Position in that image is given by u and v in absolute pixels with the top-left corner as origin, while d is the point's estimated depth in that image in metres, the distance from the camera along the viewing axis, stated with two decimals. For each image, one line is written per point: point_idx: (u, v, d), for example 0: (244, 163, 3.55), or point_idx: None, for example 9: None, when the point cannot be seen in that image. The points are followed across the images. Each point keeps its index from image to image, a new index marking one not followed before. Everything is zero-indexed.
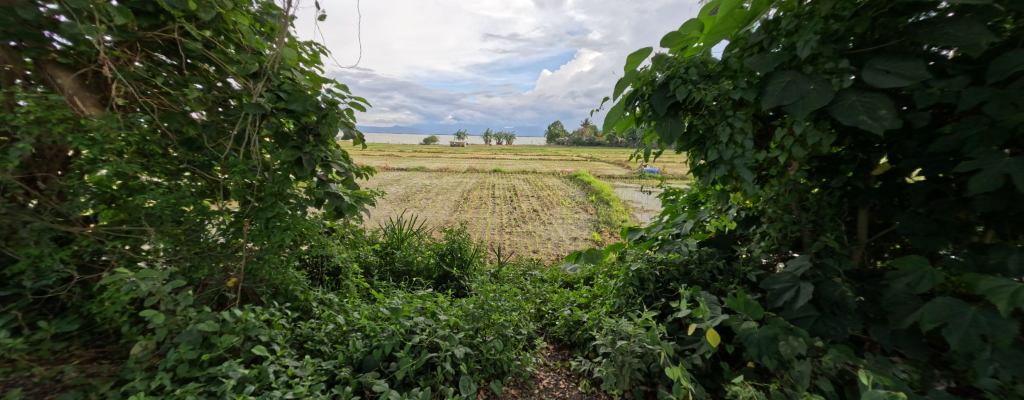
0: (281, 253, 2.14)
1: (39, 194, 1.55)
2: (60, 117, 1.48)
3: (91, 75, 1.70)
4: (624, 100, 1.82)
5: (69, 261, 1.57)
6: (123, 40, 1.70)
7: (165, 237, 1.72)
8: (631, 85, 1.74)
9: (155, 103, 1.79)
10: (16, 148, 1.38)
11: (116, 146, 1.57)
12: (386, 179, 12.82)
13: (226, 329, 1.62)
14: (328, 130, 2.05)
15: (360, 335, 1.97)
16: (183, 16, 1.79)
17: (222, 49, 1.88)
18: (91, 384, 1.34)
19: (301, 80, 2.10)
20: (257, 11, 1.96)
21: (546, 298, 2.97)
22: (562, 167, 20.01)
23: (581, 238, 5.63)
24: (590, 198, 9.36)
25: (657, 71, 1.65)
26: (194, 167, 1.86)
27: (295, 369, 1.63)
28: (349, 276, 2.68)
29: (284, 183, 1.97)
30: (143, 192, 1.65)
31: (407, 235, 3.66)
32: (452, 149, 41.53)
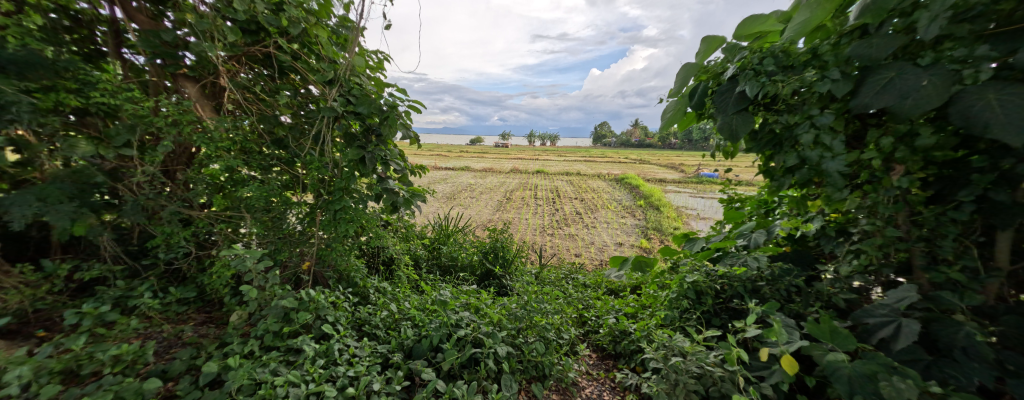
0: (345, 242, 2.36)
1: (172, 183, 1.91)
2: (188, 120, 1.80)
3: (210, 85, 2.04)
4: (688, 93, 1.70)
5: (189, 239, 1.90)
6: (234, 55, 2.02)
7: (257, 223, 2.00)
8: (694, 77, 1.67)
9: (255, 108, 2.09)
10: (163, 145, 1.72)
11: (227, 143, 1.87)
12: (435, 177, 13.50)
13: (302, 307, 1.83)
14: (389, 131, 2.22)
15: (410, 324, 2.09)
16: (278, 32, 2.06)
17: (305, 59, 2.13)
18: (203, 343, 1.61)
19: (367, 86, 2.29)
20: (333, 24, 2.19)
21: (588, 305, 2.88)
22: (608, 169, 19.32)
23: (627, 244, 5.39)
24: (638, 202, 8.90)
25: (728, 62, 1.52)
26: (281, 163, 2.14)
27: (356, 349, 1.78)
28: (401, 267, 2.88)
29: (350, 180, 2.16)
30: (243, 184, 1.94)
31: (452, 232, 3.81)
32: (498, 150, 42.37)
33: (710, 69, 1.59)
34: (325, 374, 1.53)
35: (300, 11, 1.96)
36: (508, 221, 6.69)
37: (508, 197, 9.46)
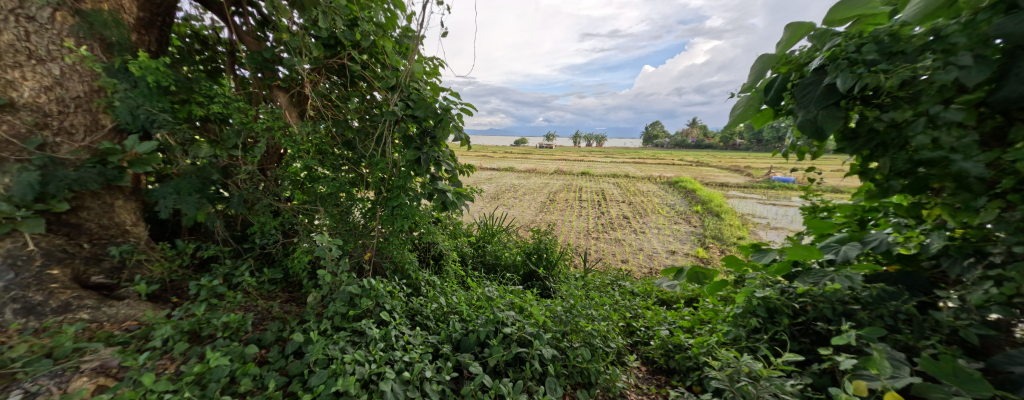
0: (401, 236, 2.54)
1: (266, 179, 2.21)
2: (280, 125, 2.09)
3: (297, 94, 2.34)
4: (765, 87, 1.53)
5: (277, 228, 2.20)
6: (316, 67, 2.29)
7: (327, 216, 2.24)
8: (772, 69, 1.49)
9: (330, 114, 2.34)
10: (258, 147, 2.01)
11: (305, 146, 2.12)
12: (481, 177, 13.86)
13: (365, 294, 2.00)
14: (442, 133, 2.35)
15: (458, 318, 2.18)
16: (351, 45, 2.30)
17: (373, 69, 2.34)
18: (287, 319, 1.85)
19: (424, 91, 2.43)
20: (397, 35, 2.37)
21: (636, 314, 2.73)
22: (661, 171, 18.17)
23: (681, 253, 5.02)
24: (695, 208, 8.23)
25: (817, 52, 1.33)
26: (351, 163, 2.36)
27: (410, 337, 1.90)
28: (449, 263, 3.01)
29: (407, 179, 2.31)
30: (319, 181, 2.19)
31: (497, 231, 3.88)
32: (544, 152, 42.21)
33: (793, 60, 1.42)
34: (385, 356, 1.67)
35: (370, 25, 2.17)
36: (552, 222, 6.63)
37: (552, 199, 9.37)
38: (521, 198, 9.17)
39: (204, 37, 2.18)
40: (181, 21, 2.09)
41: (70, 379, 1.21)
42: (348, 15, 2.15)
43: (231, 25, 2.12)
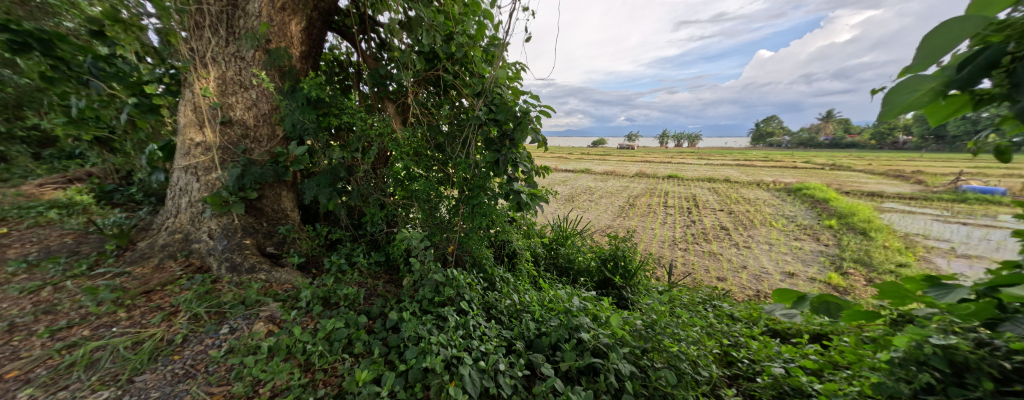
0: (480, 233, 2.72)
1: (377, 176, 2.62)
2: (387, 132, 2.41)
3: (403, 104, 2.70)
4: (950, 62, 0.60)
5: (383, 218, 2.59)
6: (419, 79, 2.61)
7: (421, 211, 2.53)
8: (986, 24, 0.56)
9: (425, 120, 2.61)
10: (373, 149, 2.42)
11: (407, 149, 2.40)
12: (556, 178, 13.85)
13: (448, 282, 2.21)
14: (521, 136, 2.30)
15: (530, 316, 2.24)
16: (446, 58, 2.55)
17: (462, 77, 2.54)
18: (387, 297, 2.16)
19: (506, 95, 2.47)
20: (485, 43, 2.52)
21: (738, 342, 2.38)
22: (773, 176, 15.39)
23: (801, 278, 4.16)
24: (825, 223, 6.72)
25: None
26: (441, 164, 2.57)
27: (486, 328, 2.01)
28: (523, 261, 3.10)
29: (487, 179, 2.43)
30: (415, 180, 2.48)
31: (571, 234, 3.82)
32: (625, 153, 39.85)
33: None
34: (464, 343, 1.79)
35: (463, 37, 2.37)
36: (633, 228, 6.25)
37: (633, 203, 8.82)
38: (599, 201, 8.88)
39: (340, 61, 2.72)
40: (327, 51, 2.66)
41: (254, 322, 1.69)
42: (444, 31, 2.39)
43: (359, 50, 2.59)
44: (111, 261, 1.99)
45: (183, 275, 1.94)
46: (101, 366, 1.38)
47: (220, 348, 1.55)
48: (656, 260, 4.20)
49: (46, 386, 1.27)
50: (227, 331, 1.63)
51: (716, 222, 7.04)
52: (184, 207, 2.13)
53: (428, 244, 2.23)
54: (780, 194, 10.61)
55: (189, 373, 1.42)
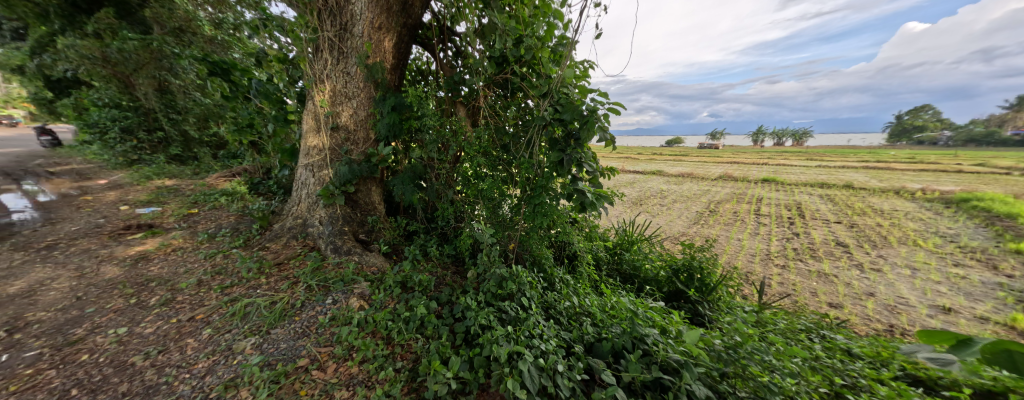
0: (541, 232, 2.78)
1: (445, 173, 2.75)
2: (458, 134, 2.58)
3: (473, 108, 2.88)
4: None
5: (454, 215, 2.84)
6: (488, 84, 2.74)
7: (485, 208, 2.67)
8: None
9: (492, 121, 2.71)
10: (446, 150, 2.64)
11: (477, 148, 2.52)
12: (624, 180, 13.27)
13: (510, 279, 2.29)
14: (587, 135, 2.20)
15: (591, 321, 2.20)
16: (515, 61, 2.61)
17: (529, 79, 2.58)
18: (453, 287, 2.34)
19: (573, 95, 2.38)
20: (554, 43, 2.53)
21: (858, 386, 1.81)
22: (917, 183, 12.28)
23: (963, 316, 3.31)
24: (1008, 246, 5.11)
25: None
26: (505, 163, 2.61)
27: (544, 327, 2.03)
28: (583, 264, 3.07)
29: (550, 179, 2.38)
30: (482, 178, 2.59)
31: (639, 239, 3.61)
32: (706, 153, 36.06)
33: None
34: (524, 339, 1.84)
35: (532, 40, 2.42)
36: (714, 237, 5.63)
37: (715, 210, 7.96)
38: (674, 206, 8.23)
39: (421, 70, 3.02)
40: (411, 62, 2.98)
41: (348, 297, 2.00)
42: (515, 35, 2.48)
43: (437, 59, 2.84)
44: (258, 239, 2.65)
45: (303, 253, 2.46)
46: (251, 318, 1.82)
47: (325, 315, 1.89)
48: (743, 275, 3.72)
49: (219, 327, 1.75)
50: (331, 301, 1.97)
51: (826, 237, 5.90)
52: (304, 197, 2.64)
53: (492, 239, 2.36)
54: (935, 207, 8.35)
55: (306, 332, 1.77)
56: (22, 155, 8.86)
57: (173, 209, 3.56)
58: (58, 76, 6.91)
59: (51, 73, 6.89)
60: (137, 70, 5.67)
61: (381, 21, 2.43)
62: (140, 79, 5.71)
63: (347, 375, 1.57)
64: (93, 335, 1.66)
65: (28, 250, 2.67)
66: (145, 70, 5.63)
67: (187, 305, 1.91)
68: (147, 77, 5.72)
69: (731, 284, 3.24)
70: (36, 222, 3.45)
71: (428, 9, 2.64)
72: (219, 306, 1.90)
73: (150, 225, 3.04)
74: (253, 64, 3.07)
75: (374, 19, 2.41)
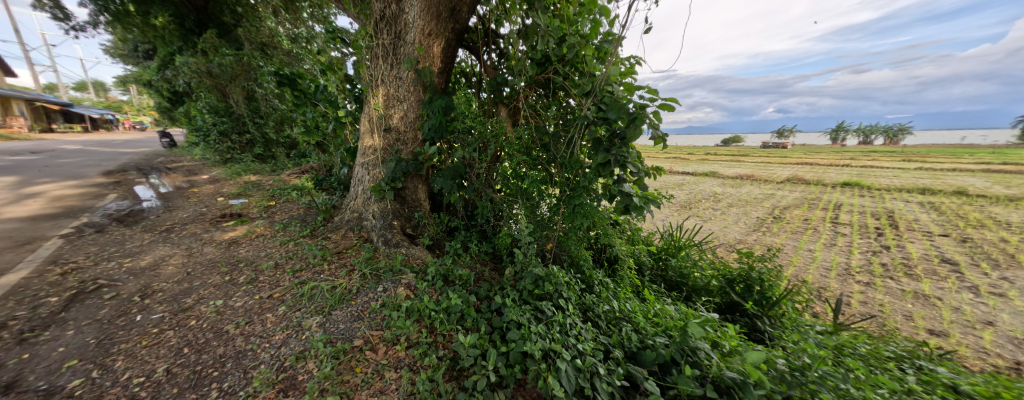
0: (579, 233, 2.75)
1: (487, 173, 2.87)
2: (499, 135, 2.65)
3: (514, 109, 2.94)
4: None
5: (493, 214, 2.93)
6: (529, 84, 2.78)
7: (524, 207, 2.71)
8: None
9: (533, 121, 2.75)
10: (486, 149, 2.71)
11: (518, 147, 2.60)
12: (674, 179, 12.65)
13: (548, 278, 2.30)
14: (633, 134, 2.09)
15: (632, 327, 2.13)
16: (558, 60, 2.61)
17: (572, 78, 2.56)
18: (491, 283, 2.42)
19: (618, 93, 2.30)
20: (599, 41, 2.48)
21: None
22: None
23: None
24: None
25: None
26: (545, 163, 2.65)
27: (582, 329, 2.02)
28: (624, 268, 3.00)
29: (591, 180, 2.33)
30: (522, 178, 2.66)
31: (687, 245, 3.40)
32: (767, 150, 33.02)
33: None
34: (562, 339, 1.83)
35: (576, 38, 2.41)
36: (778, 244, 5.00)
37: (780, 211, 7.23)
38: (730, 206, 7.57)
39: (465, 72, 3.14)
40: (456, 64, 3.11)
41: (396, 288, 2.16)
42: (559, 34, 2.49)
43: (481, 61, 2.94)
44: (322, 230, 3.04)
45: (359, 243, 2.72)
46: (317, 299, 2.11)
47: (376, 302, 2.07)
48: (813, 289, 3.34)
49: (293, 306, 2.05)
50: (381, 289, 2.16)
51: (927, 246, 5.00)
52: (360, 193, 2.92)
53: (530, 238, 2.40)
54: None
55: (360, 315, 1.96)
56: (149, 155, 10.87)
57: (254, 201, 4.30)
58: (173, 89, 8.29)
59: (168, 87, 8.30)
60: (231, 81, 6.60)
61: (431, 27, 2.57)
62: (232, 88, 6.60)
63: (395, 358, 1.72)
64: (200, 305, 2.12)
65: (155, 231, 3.52)
66: (237, 81, 6.54)
67: (267, 285, 2.30)
68: (238, 87, 6.63)
69: (797, 299, 2.91)
70: (158, 209, 4.43)
71: (474, 13, 2.74)
72: (291, 287, 2.24)
73: (238, 214, 3.79)
74: (319, 72, 3.42)
75: (425, 26, 2.55)
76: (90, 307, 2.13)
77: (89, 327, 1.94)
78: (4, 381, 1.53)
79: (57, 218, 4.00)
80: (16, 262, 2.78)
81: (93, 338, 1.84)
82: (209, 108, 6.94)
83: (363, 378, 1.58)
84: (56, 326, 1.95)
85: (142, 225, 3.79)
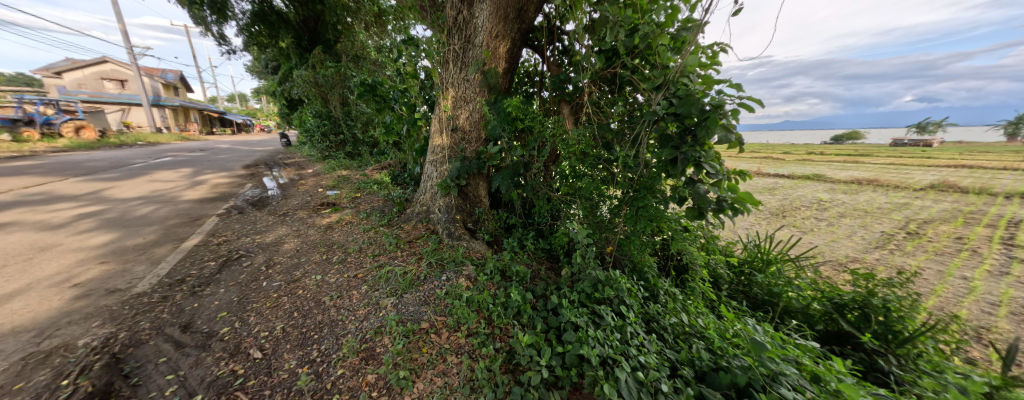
0: (643, 238, 2.60)
1: (547, 172, 2.87)
2: (560, 133, 2.61)
3: (577, 106, 2.89)
4: None
5: (550, 214, 2.90)
6: (594, 81, 2.70)
7: (582, 207, 2.64)
8: None
9: (596, 119, 2.68)
10: (546, 148, 2.71)
11: (576, 147, 2.50)
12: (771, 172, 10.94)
13: (606, 282, 2.23)
14: (705, 134, 1.90)
15: (704, 344, 1.94)
16: (627, 54, 2.47)
17: (641, 71, 2.41)
18: (546, 282, 2.42)
19: (695, 86, 2.09)
20: (674, 29, 2.31)
21: None
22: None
23: None
24: None
25: None
26: (606, 163, 2.52)
27: (645, 341, 1.90)
28: (696, 280, 2.75)
29: (657, 180, 2.22)
30: (581, 178, 2.56)
31: (779, 259, 2.89)
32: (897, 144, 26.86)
33: None
34: (622, 347, 1.77)
35: (648, 28, 2.27)
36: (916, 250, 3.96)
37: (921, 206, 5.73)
38: (835, 202, 5.96)
39: (529, 71, 3.19)
40: (520, 64, 3.18)
41: (458, 278, 2.32)
42: (629, 27, 2.37)
43: (546, 59, 2.96)
44: (397, 220, 3.39)
45: (427, 235, 2.98)
46: (391, 282, 2.36)
47: (439, 289, 2.24)
48: (971, 328, 2.58)
49: (373, 285, 2.34)
50: (444, 278, 2.33)
51: None
52: (428, 188, 3.18)
53: (588, 239, 2.34)
54: None
55: (427, 300, 2.15)
56: (272, 152, 13.26)
57: (345, 193, 4.93)
58: (290, 97, 9.91)
59: (287, 96, 9.99)
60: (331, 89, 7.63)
61: (499, 29, 2.66)
62: (332, 95, 7.60)
63: (456, 344, 1.84)
64: (304, 277, 2.53)
65: (275, 214, 4.29)
66: (336, 88, 7.51)
67: (352, 265, 2.64)
68: (336, 94, 7.62)
69: (945, 339, 2.10)
70: (279, 196, 5.38)
71: (540, 12, 2.76)
72: (371, 269, 2.55)
73: (333, 204, 4.41)
74: (399, 78, 3.80)
75: (492, 28, 2.66)
76: (234, 271, 2.74)
77: (233, 288, 2.49)
78: (183, 322, 2.10)
79: (215, 200, 5.16)
80: (191, 233, 3.69)
81: (236, 297, 2.35)
82: (316, 113, 8.21)
83: (430, 358, 1.73)
84: (214, 284, 2.56)
85: (267, 209, 4.66)
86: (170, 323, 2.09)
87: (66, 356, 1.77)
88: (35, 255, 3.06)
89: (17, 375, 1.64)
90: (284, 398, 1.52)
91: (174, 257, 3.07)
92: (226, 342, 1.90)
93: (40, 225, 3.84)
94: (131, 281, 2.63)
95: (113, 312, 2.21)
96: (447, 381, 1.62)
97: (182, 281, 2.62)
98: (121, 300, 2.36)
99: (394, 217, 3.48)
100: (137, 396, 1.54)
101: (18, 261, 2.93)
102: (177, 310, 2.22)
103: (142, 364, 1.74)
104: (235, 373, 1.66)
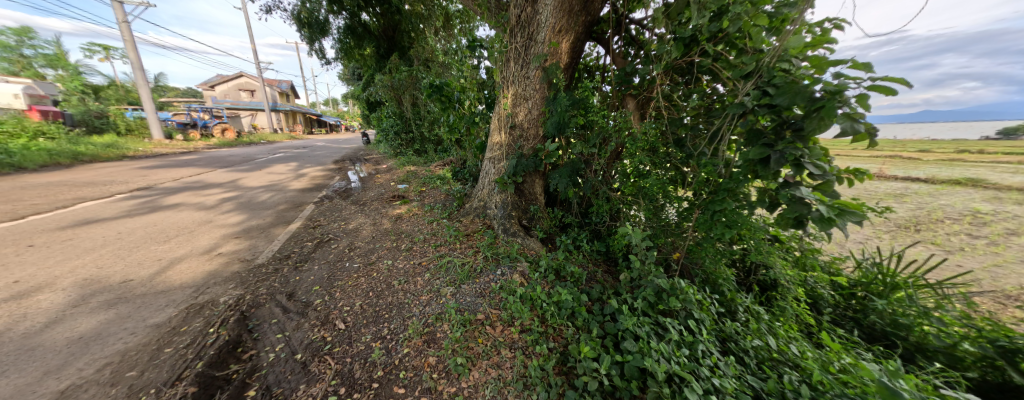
0: (719, 247, 2.30)
1: (608, 170, 2.73)
2: (624, 128, 2.44)
3: (644, 100, 2.67)
4: None
5: (611, 214, 2.75)
6: (665, 72, 2.47)
7: (647, 209, 2.44)
8: None
9: (666, 113, 2.43)
10: (610, 145, 2.56)
11: (644, 144, 2.34)
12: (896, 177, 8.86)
13: (673, 291, 2.03)
14: (817, 127, 1.53)
15: (797, 376, 1.64)
16: (708, 39, 2.18)
17: (726, 58, 2.10)
18: (604, 285, 2.31)
19: (801, 70, 1.73)
20: (773, 6, 1.95)
21: None
22: None
23: None
24: None
25: None
26: (676, 162, 2.30)
27: (720, 362, 1.68)
28: (787, 299, 2.34)
29: (740, 182, 1.91)
30: (646, 177, 2.37)
31: (910, 284, 2.28)
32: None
33: None
34: (692, 365, 1.59)
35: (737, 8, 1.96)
36: None
37: None
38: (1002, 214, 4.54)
39: (591, 66, 3.08)
40: (582, 58, 3.09)
41: (512, 273, 2.34)
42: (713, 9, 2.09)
43: (611, 51, 2.80)
44: (457, 214, 3.56)
45: (485, 229, 3.07)
46: (450, 271, 2.48)
47: (494, 283, 2.29)
48: None
49: (436, 273, 2.49)
50: (499, 273, 2.36)
51: None
52: (486, 184, 3.27)
53: (652, 244, 2.14)
54: None
55: (484, 292, 2.22)
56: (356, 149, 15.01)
57: (412, 187, 5.34)
58: (371, 100, 11.01)
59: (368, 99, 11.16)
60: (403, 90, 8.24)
61: (562, 23, 2.59)
62: (405, 96, 8.20)
63: (510, 338, 1.86)
64: (378, 262, 2.81)
65: (356, 204, 4.85)
66: (407, 90, 8.09)
67: (417, 254, 2.85)
68: (407, 94, 8.20)
69: None
70: (360, 189, 6.06)
71: (607, 2, 2.61)
72: (433, 258, 2.72)
73: (402, 196, 4.82)
74: (463, 78, 3.96)
75: (556, 23, 2.60)
76: (325, 252, 3.17)
77: (324, 265, 2.88)
78: (287, 291, 2.49)
79: (312, 190, 6.04)
80: (294, 217, 4.38)
81: (326, 274, 2.71)
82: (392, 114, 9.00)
83: (485, 349, 1.78)
84: (310, 261, 2.99)
85: (350, 199, 5.29)
86: (279, 291, 2.50)
87: (212, 309, 2.25)
88: (195, 228, 3.94)
89: (184, 320, 2.13)
90: (362, 367, 1.70)
91: (283, 236, 3.68)
92: (319, 311, 2.20)
93: (199, 206, 4.94)
94: (254, 253, 3.23)
95: (243, 278, 2.73)
96: (501, 374, 1.65)
97: (288, 256, 3.12)
98: (247, 268, 2.90)
99: (455, 211, 3.66)
100: (258, 348, 1.89)
101: (185, 232, 3.80)
102: (285, 281, 2.65)
103: (260, 322, 2.13)
104: (325, 339, 1.92)
